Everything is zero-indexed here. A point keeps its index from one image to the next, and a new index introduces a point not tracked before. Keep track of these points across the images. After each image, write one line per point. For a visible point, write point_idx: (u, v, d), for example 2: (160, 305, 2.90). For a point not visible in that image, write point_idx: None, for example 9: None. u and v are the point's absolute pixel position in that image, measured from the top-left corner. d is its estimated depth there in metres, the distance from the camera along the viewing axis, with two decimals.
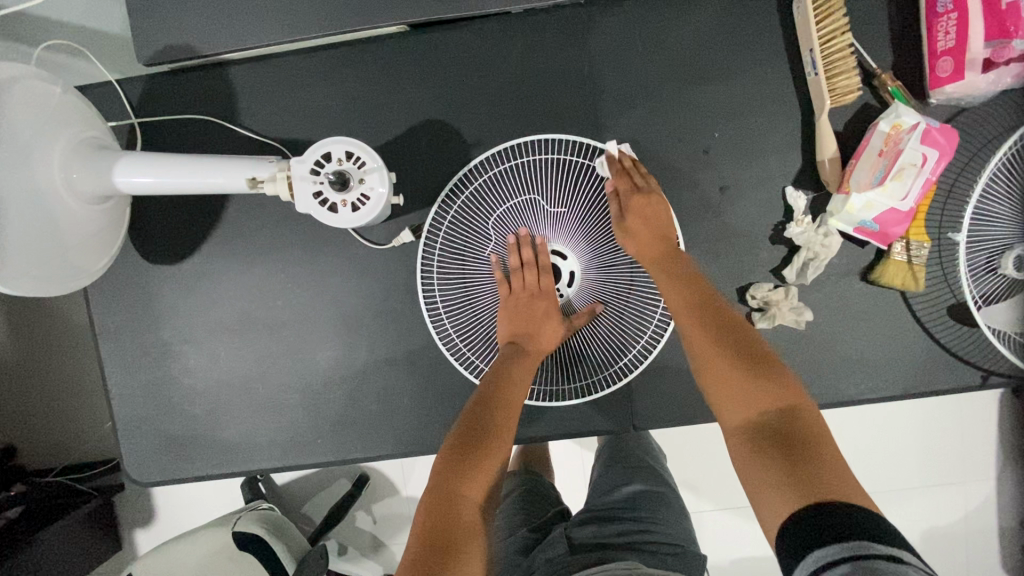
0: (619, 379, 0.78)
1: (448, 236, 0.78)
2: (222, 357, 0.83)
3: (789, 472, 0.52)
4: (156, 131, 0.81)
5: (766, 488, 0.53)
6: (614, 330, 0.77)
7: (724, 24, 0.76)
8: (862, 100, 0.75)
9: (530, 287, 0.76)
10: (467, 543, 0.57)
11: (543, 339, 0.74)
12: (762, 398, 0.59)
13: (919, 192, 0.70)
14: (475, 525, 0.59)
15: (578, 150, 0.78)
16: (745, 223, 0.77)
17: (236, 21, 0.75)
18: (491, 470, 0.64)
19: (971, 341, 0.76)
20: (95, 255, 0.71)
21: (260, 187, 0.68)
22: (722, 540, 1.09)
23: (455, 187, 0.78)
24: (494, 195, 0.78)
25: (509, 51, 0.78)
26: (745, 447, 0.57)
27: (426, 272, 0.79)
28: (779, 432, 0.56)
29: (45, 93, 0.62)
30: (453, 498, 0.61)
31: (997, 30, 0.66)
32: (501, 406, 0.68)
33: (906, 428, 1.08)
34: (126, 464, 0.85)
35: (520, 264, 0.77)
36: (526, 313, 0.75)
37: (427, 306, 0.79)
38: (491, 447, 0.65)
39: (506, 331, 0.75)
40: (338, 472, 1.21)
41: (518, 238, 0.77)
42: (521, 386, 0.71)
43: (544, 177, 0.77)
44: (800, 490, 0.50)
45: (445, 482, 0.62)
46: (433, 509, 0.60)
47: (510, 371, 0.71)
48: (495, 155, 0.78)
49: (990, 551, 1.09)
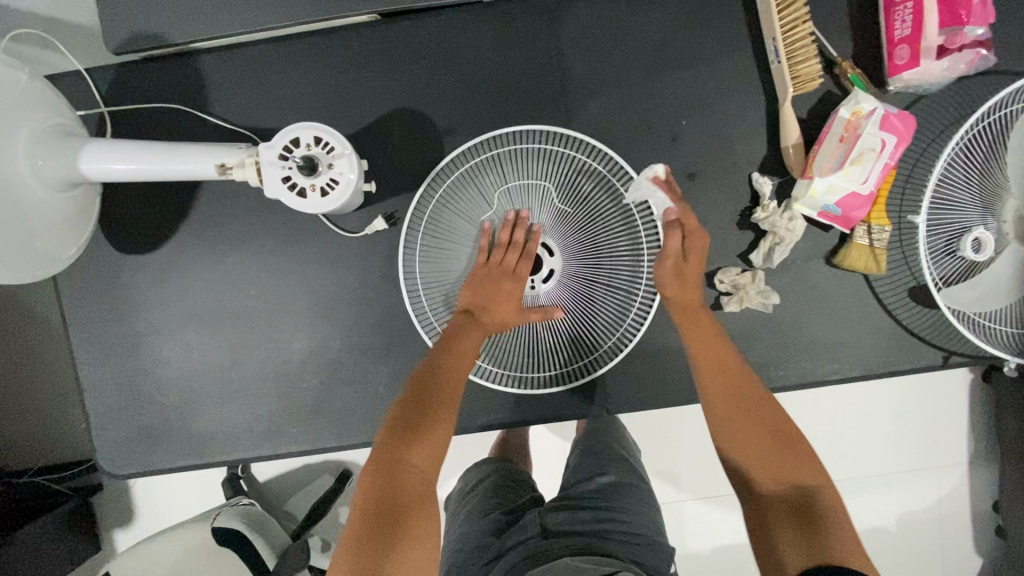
0: (588, 373, 0.78)
1: (430, 233, 0.78)
2: (196, 347, 0.83)
3: (805, 537, 0.58)
4: (127, 121, 0.81)
5: (784, 544, 0.59)
6: (586, 325, 0.77)
7: (690, 14, 0.77)
8: (824, 88, 0.77)
9: (506, 265, 0.74)
10: (413, 514, 0.61)
11: (498, 317, 0.73)
12: (785, 472, 0.64)
13: (879, 176, 0.71)
14: (420, 495, 0.62)
15: (554, 138, 0.77)
16: (713, 208, 0.79)
17: (205, 9, 0.75)
18: (436, 441, 0.66)
19: (932, 321, 0.78)
20: (63, 243, 0.71)
21: (229, 173, 0.68)
22: (700, 527, 1.10)
23: (445, 169, 0.78)
24: (472, 189, 0.78)
25: (479, 40, 0.79)
26: (766, 509, 0.63)
27: (408, 250, 0.78)
28: (797, 503, 0.62)
29: (8, 79, 0.62)
30: (399, 470, 0.63)
31: (949, 18, 0.69)
32: (446, 377, 0.69)
33: (879, 416, 1.10)
34: (99, 457, 0.84)
35: (508, 242, 0.75)
36: (489, 288, 0.73)
37: (413, 304, 0.79)
38: (435, 420, 0.66)
39: (467, 300, 0.74)
40: (319, 468, 1.21)
41: (517, 216, 0.75)
42: (466, 363, 0.71)
43: (521, 169, 0.77)
44: (815, 554, 0.56)
45: (391, 456, 0.64)
46: (379, 479, 0.62)
47: (461, 342, 0.72)
48: (471, 149, 0.77)
49: (961, 532, 1.12)
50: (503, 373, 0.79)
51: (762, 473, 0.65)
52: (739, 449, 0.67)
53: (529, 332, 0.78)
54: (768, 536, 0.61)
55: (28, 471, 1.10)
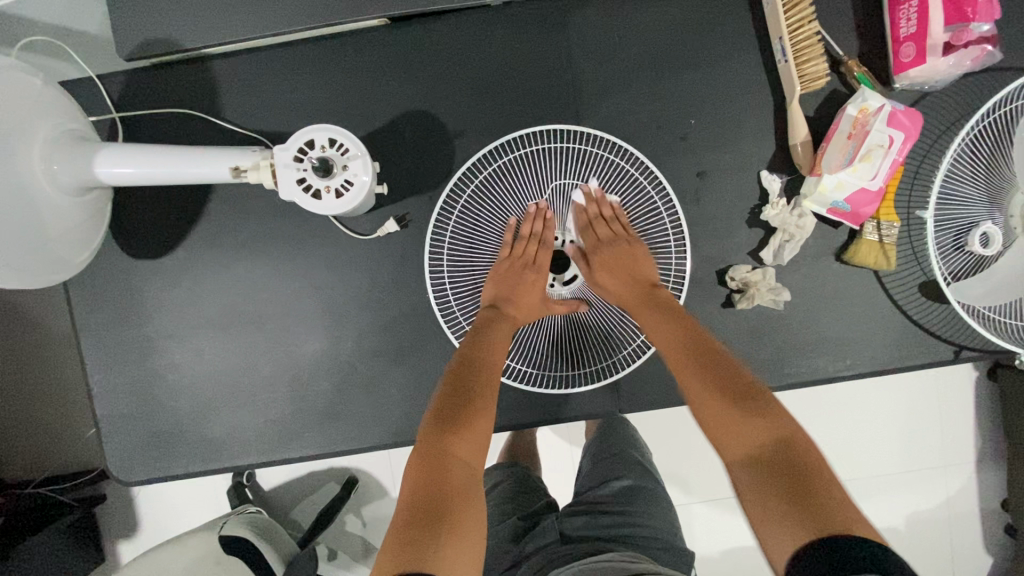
0: (611, 374, 0.79)
1: (457, 227, 0.79)
2: (206, 351, 0.83)
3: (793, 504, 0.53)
4: (138, 126, 0.82)
5: (770, 520, 0.53)
6: (611, 326, 0.79)
7: (697, 15, 0.78)
8: (831, 86, 0.78)
9: (526, 257, 0.77)
10: (456, 507, 0.58)
11: (524, 308, 0.76)
12: (757, 434, 0.58)
13: (888, 171, 0.72)
14: (466, 484, 0.61)
15: (585, 138, 0.78)
16: (723, 206, 0.79)
17: (217, 15, 0.76)
18: (480, 432, 0.65)
19: (942, 316, 0.79)
20: (77, 247, 0.71)
21: (243, 176, 0.69)
22: (710, 529, 1.10)
23: (477, 163, 0.79)
24: (502, 186, 0.79)
25: (488, 43, 0.80)
26: (748, 483, 0.57)
27: (435, 240, 0.79)
28: (777, 461, 0.56)
29: (24, 84, 0.62)
30: (443, 459, 0.61)
31: (955, 15, 0.69)
32: (484, 366, 0.69)
33: (887, 414, 1.11)
34: (108, 463, 0.83)
35: (529, 234, 0.78)
36: (513, 281, 0.76)
37: (436, 296, 0.80)
38: (477, 408, 0.66)
39: (489, 294, 0.76)
40: (326, 475, 1.20)
41: (537, 208, 0.78)
42: (498, 351, 0.71)
43: (550, 168, 0.79)
44: (804, 527, 0.51)
45: (434, 446, 0.62)
46: (424, 475, 0.60)
47: (488, 331, 0.72)
48: (501, 146, 0.79)
49: (971, 530, 1.11)
50: (523, 370, 0.79)
51: (735, 444, 0.59)
52: (704, 411, 0.62)
53: (552, 329, 0.79)
54: (755, 515, 0.55)
55: (32, 482, 1.10)
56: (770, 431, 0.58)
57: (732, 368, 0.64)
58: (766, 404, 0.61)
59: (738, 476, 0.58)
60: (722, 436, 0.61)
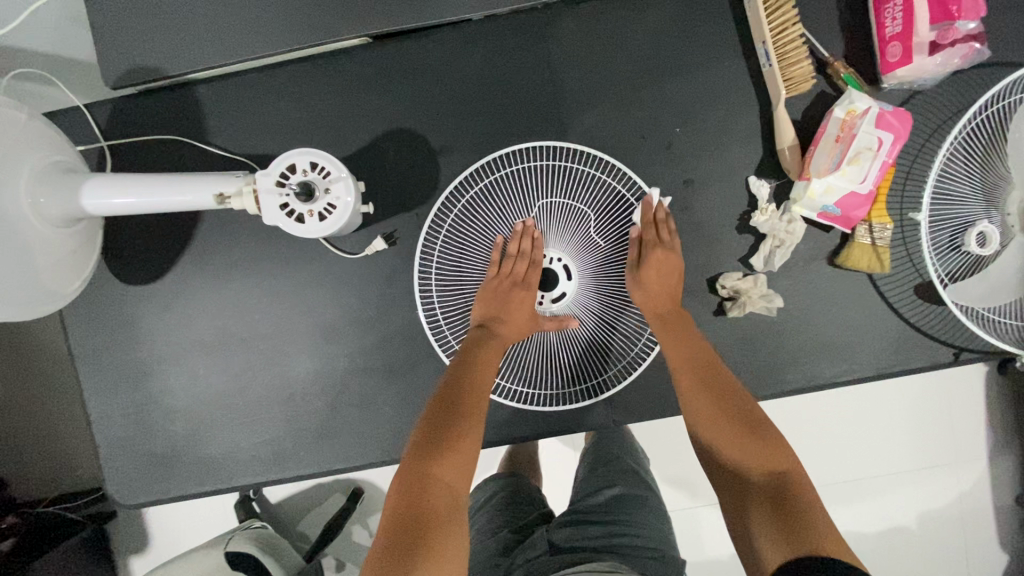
0: (601, 392, 0.78)
1: (445, 247, 0.79)
2: (201, 374, 0.83)
3: (775, 524, 0.55)
4: (127, 153, 0.82)
5: (757, 538, 0.56)
6: (601, 344, 0.78)
7: (679, 22, 0.78)
8: (818, 89, 0.77)
9: (515, 275, 0.76)
10: (437, 529, 0.59)
11: (513, 327, 0.75)
12: (752, 462, 0.62)
13: (877, 175, 0.70)
14: (449, 506, 0.61)
15: (571, 154, 0.78)
16: (711, 214, 0.78)
17: (201, 42, 0.76)
18: (465, 454, 0.65)
19: (940, 317, 0.77)
20: (66, 278, 0.71)
21: (228, 203, 0.69)
22: (716, 534, 1.08)
23: (464, 181, 0.79)
24: (489, 205, 0.79)
25: (471, 57, 0.80)
26: (742, 506, 0.60)
27: (424, 260, 0.79)
28: (767, 488, 0.59)
29: (9, 121, 0.63)
30: (425, 482, 0.62)
31: (941, 13, 0.68)
32: (469, 387, 0.69)
33: (894, 413, 1.09)
34: (109, 487, 0.84)
35: (517, 252, 0.77)
36: (502, 300, 0.75)
37: (426, 316, 0.80)
38: (461, 430, 0.66)
39: (478, 313, 0.75)
40: (331, 487, 1.20)
41: (524, 226, 0.77)
42: (487, 370, 0.71)
43: (536, 186, 0.78)
44: (788, 547, 0.53)
45: (419, 465, 0.63)
46: (406, 494, 0.61)
47: (478, 353, 0.72)
48: (486, 165, 0.79)
49: (984, 529, 1.09)
50: (513, 389, 0.79)
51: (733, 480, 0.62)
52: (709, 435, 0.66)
53: (541, 346, 0.79)
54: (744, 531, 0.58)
55: (43, 500, 1.08)
56: (769, 460, 0.62)
57: (741, 395, 0.67)
58: (772, 436, 0.63)
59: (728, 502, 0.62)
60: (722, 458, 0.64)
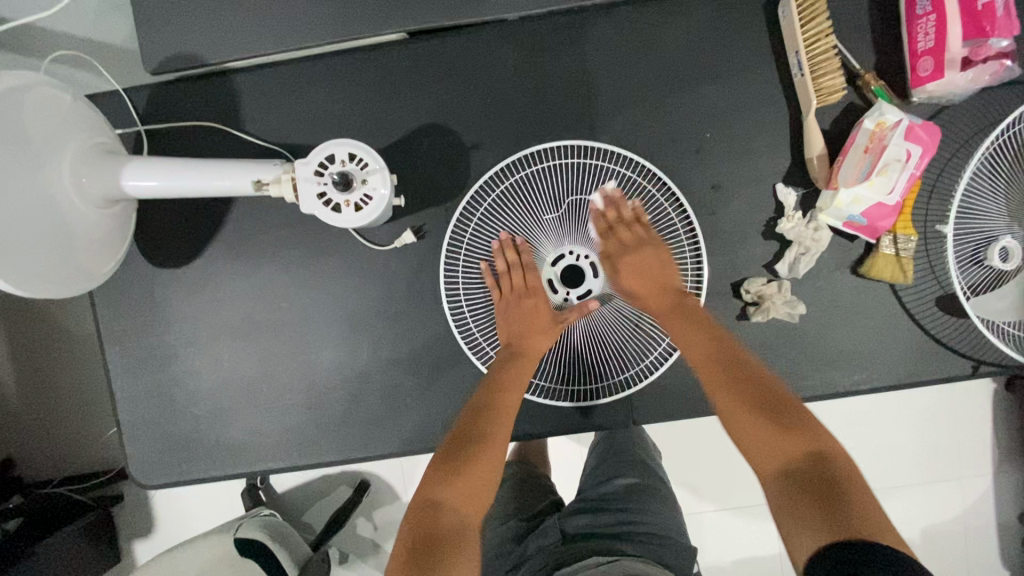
0: (621, 390, 0.79)
1: (473, 240, 0.81)
2: (225, 359, 0.84)
3: (821, 507, 0.56)
4: (162, 138, 0.83)
5: (804, 528, 0.55)
6: (623, 343, 0.79)
7: (712, 28, 0.79)
8: (848, 100, 0.78)
9: (519, 287, 0.78)
10: (445, 550, 0.61)
11: (536, 333, 0.76)
12: (786, 439, 0.62)
13: (905, 186, 0.72)
14: (456, 528, 0.64)
15: (602, 154, 0.79)
16: (737, 219, 0.79)
17: (242, 30, 0.77)
18: (476, 476, 0.67)
19: (960, 330, 0.78)
20: (102, 258, 0.72)
21: (265, 189, 0.70)
22: (723, 539, 1.09)
23: (495, 176, 0.80)
24: (519, 200, 0.80)
25: (506, 55, 0.81)
26: (780, 490, 0.60)
27: (452, 253, 0.81)
28: (806, 474, 0.59)
29: (54, 99, 0.64)
30: (435, 507, 0.65)
31: (974, 30, 0.69)
32: (484, 408, 0.71)
33: (903, 425, 1.09)
34: (129, 468, 0.85)
35: (508, 266, 0.78)
36: (514, 316, 0.77)
37: (450, 305, 0.81)
38: (472, 452, 0.68)
39: (504, 335, 0.77)
40: (338, 479, 1.21)
41: (506, 240, 0.78)
42: (518, 387, 0.73)
43: (566, 184, 0.80)
44: (836, 531, 0.53)
45: (428, 493, 0.66)
46: (418, 521, 0.64)
47: (508, 371, 0.74)
48: (518, 161, 0.80)
49: (988, 544, 1.10)
50: (535, 384, 0.80)
51: (764, 451, 0.63)
52: (733, 408, 0.66)
53: (563, 343, 0.80)
54: (787, 523, 0.57)
55: (51, 482, 1.12)
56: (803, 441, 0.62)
57: (765, 382, 0.67)
58: (798, 418, 0.64)
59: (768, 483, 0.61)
60: (755, 453, 0.64)
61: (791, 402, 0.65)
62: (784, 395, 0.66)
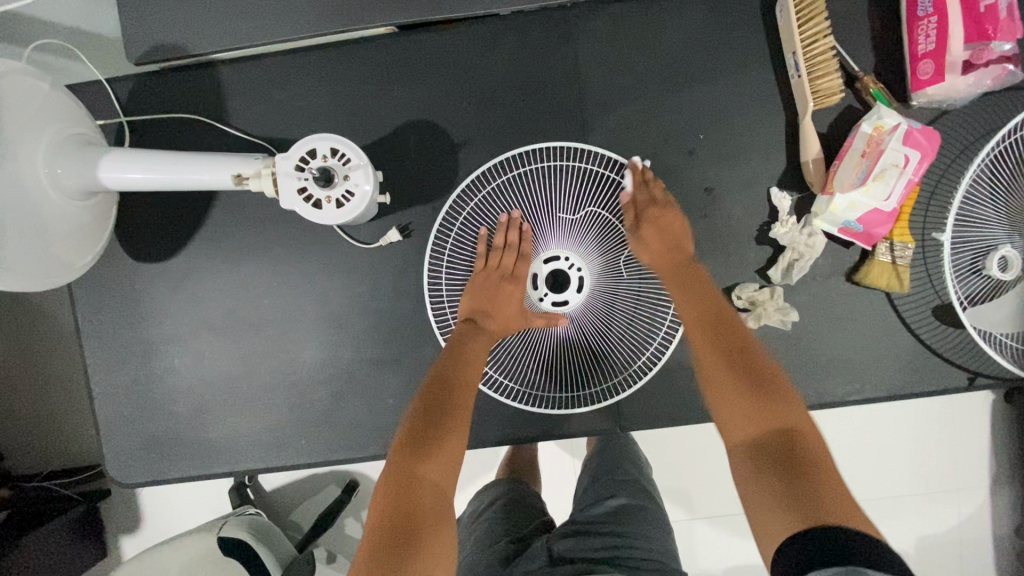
0: (607, 398, 0.77)
1: (456, 247, 0.79)
2: (207, 356, 0.83)
3: (786, 485, 0.52)
4: (146, 130, 0.82)
5: (764, 505, 0.52)
6: (608, 349, 0.77)
7: (708, 27, 0.77)
8: (845, 103, 0.76)
9: (504, 268, 0.76)
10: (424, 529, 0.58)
11: (504, 321, 0.74)
12: (764, 415, 0.58)
13: (903, 192, 0.69)
14: (437, 507, 0.60)
15: (588, 156, 0.78)
16: (730, 223, 0.77)
17: (227, 21, 0.76)
18: (452, 453, 0.64)
19: (957, 341, 0.76)
20: (79, 250, 0.71)
21: (245, 183, 0.69)
22: (714, 548, 1.07)
23: (478, 180, 0.78)
24: (501, 204, 0.78)
25: (497, 50, 0.79)
26: (748, 465, 0.56)
27: (435, 260, 0.79)
28: (776, 448, 0.55)
29: (30, 86, 0.62)
30: (414, 482, 0.61)
31: (976, 33, 0.68)
32: (456, 385, 0.68)
33: (898, 436, 1.07)
34: (108, 465, 0.84)
35: (504, 245, 0.76)
36: (489, 294, 0.74)
37: (434, 314, 0.79)
38: (447, 430, 0.65)
39: (466, 307, 0.75)
40: (326, 478, 1.19)
41: (511, 216, 0.76)
42: (476, 368, 0.71)
43: (551, 186, 0.77)
44: (799, 512, 0.49)
45: (405, 465, 0.62)
46: (393, 494, 0.60)
47: (469, 347, 0.71)
48: (502, 163, 0.78)
49: (983, 558, 1.08)
50: (514, 388, 0.78)
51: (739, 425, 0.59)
52: (713, 376, 0.63)
53: (545, 345, 0.77)
54: (753, 502, 0.53)
55: (39, 475, 1.11)
56: (778, 419, 0.57)
57: (754, 354, 0.63)
58: (783, 395, 0.59)
59: (737, 461, 0.58)
60: (727, 423, 0.60)
61: (778, 377, 0.61)
62: (774, 371, 0.62)
